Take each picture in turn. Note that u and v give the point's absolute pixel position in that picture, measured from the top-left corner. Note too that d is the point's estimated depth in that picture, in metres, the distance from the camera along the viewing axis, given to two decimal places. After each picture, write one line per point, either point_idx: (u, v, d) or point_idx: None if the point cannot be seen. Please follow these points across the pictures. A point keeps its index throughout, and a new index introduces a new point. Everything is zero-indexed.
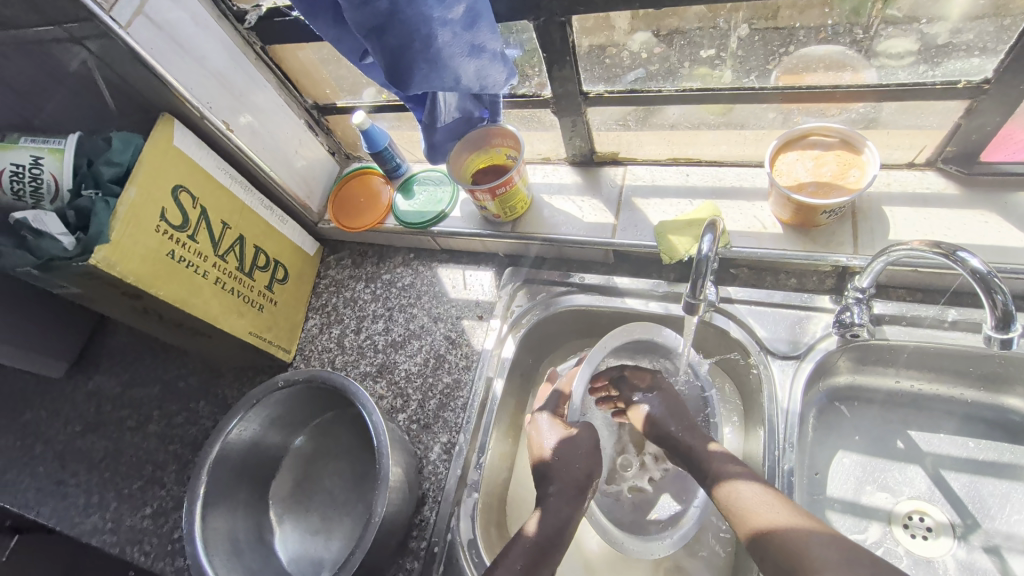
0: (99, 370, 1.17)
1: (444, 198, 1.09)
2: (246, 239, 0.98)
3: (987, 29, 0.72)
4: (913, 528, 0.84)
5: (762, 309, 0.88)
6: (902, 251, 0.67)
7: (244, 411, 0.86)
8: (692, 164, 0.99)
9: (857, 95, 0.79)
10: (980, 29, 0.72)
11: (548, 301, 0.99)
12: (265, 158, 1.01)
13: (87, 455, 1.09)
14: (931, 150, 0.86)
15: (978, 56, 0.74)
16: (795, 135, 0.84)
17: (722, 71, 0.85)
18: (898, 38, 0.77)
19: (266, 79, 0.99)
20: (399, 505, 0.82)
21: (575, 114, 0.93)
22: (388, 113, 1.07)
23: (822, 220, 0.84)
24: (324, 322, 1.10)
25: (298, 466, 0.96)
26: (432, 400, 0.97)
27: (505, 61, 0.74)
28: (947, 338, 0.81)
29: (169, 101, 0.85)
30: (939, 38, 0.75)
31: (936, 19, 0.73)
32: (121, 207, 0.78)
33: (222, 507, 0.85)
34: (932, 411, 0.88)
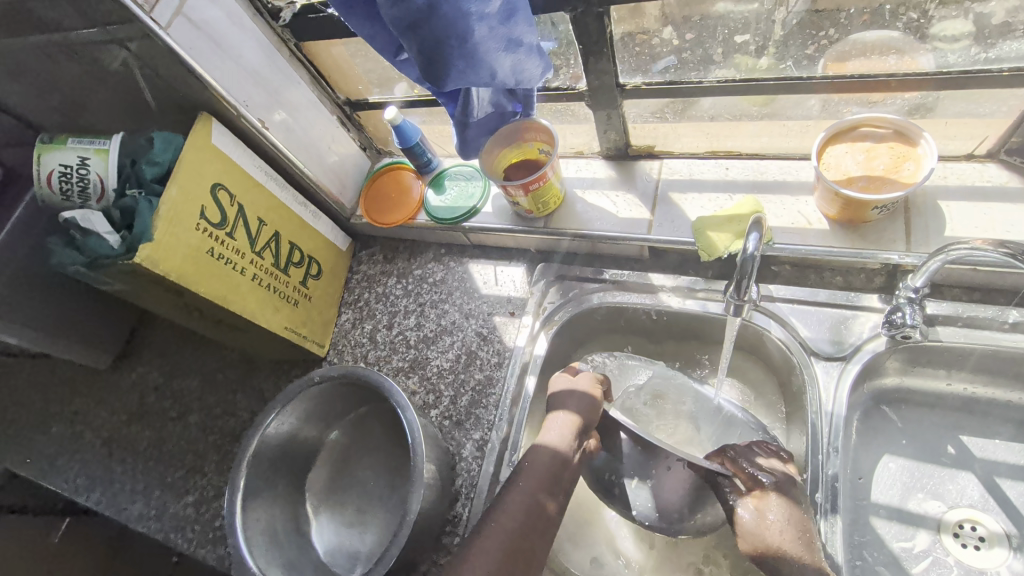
0: (142, 362, 1.21)
1: (475, 193, 1.08)
2: (282, 236, 1.00)
3: None
4: (964, 537, 0.80)
5: (805, 308, 0.85)
6: (963, 250, 0.63)
7: (281, 406, 0.87)
8: (731, 156, 0.96)
9: (913, 83, 0.75)
10: None
11: (581, 298, 0.97)
12: (300, 155, 1.02)
13: (132, 443, 1.13)
14: (992, 140, 0.81)
15: None
16: (844, 126, 0.80)
17: (765, 60, 0.82)
18: (952, 20, 0.73)
19: (300, 76, 1.00)
20: (432, 501, 0.82)
21: (611, 107, 0.91)
22: (420, 107, 1.06)
23: (872, 216, 0.80)
24: (357, 317, 1.11)
25: (334, 459, 0.98)
26: (464, 396, 0.97)
27: (541, 55, 0.72)
28: (1006, 341, 0.77)
29: (207, 100, 0.86)
30: (995, 18, 0.72)
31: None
32: (163, 206, 0.79)
33: (261, 499, 0.87)
34: (987, 416, 0.84)
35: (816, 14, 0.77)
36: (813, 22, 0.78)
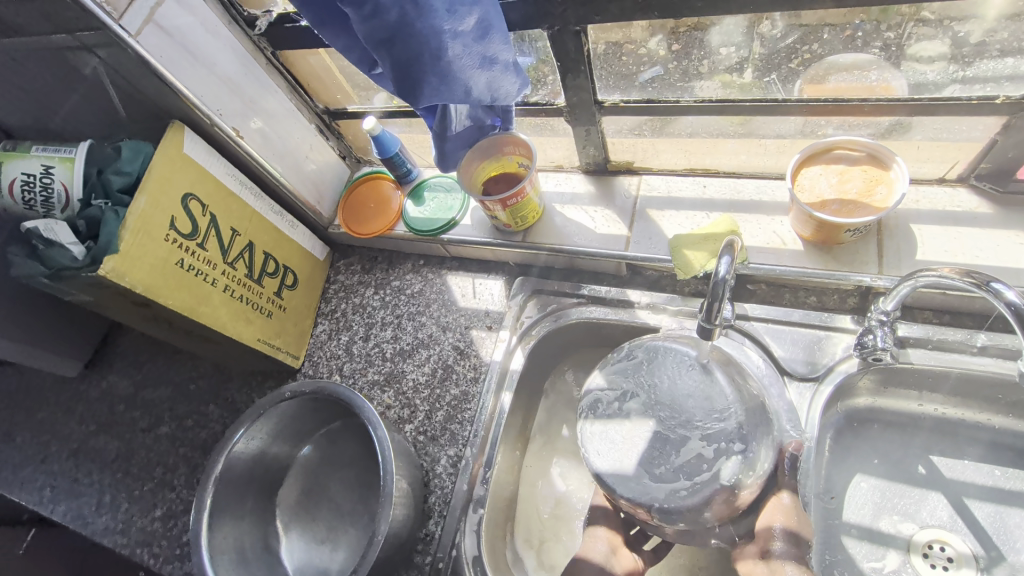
0: (112, 370, 1.18)
1: (455, 205, 1.07)
2: (256, 246, 0.98)
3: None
4: (933, 557, 0.81)
5: (778, 327, 0.86)
6: (931, 277, 0.64)
7: (250, 422, 0.86)
8: (710, 174, 0.97)
9: (886, 108, 0.76)
10: (1016, 29, 0.68)
11: (558, 313, 0.97)
12: (276, 164, 1.00)
13: (99, 455, 1.10)
14: (963, 165, 0.82)
15: (1012, 56, 0.70)
16: (819, 149, 0.81)
17: (745, 77, 0.81)
18: (929, 41, 0.71)
19: (276, 84, 0.98)
20: (403, 520, 0.81)
21: (590, 123, 0.91)
22: (399, 118, 1.05)
23: (845, 238, 0.81)
24: (333, 328, 1.09)
25: (305, 474, 0.96)
26: (439, 411, 0.96)
27: (517, 71, 0.72)
28: (976, 364, 0.77)
29: (179, 108, 0.85)
30: (972, 38, 0.70)
31: (970, 18, 0.68)
32: (130, 217, 0.77)
33: (228, 517, 0.85)
34: (956, 436, 0.84)
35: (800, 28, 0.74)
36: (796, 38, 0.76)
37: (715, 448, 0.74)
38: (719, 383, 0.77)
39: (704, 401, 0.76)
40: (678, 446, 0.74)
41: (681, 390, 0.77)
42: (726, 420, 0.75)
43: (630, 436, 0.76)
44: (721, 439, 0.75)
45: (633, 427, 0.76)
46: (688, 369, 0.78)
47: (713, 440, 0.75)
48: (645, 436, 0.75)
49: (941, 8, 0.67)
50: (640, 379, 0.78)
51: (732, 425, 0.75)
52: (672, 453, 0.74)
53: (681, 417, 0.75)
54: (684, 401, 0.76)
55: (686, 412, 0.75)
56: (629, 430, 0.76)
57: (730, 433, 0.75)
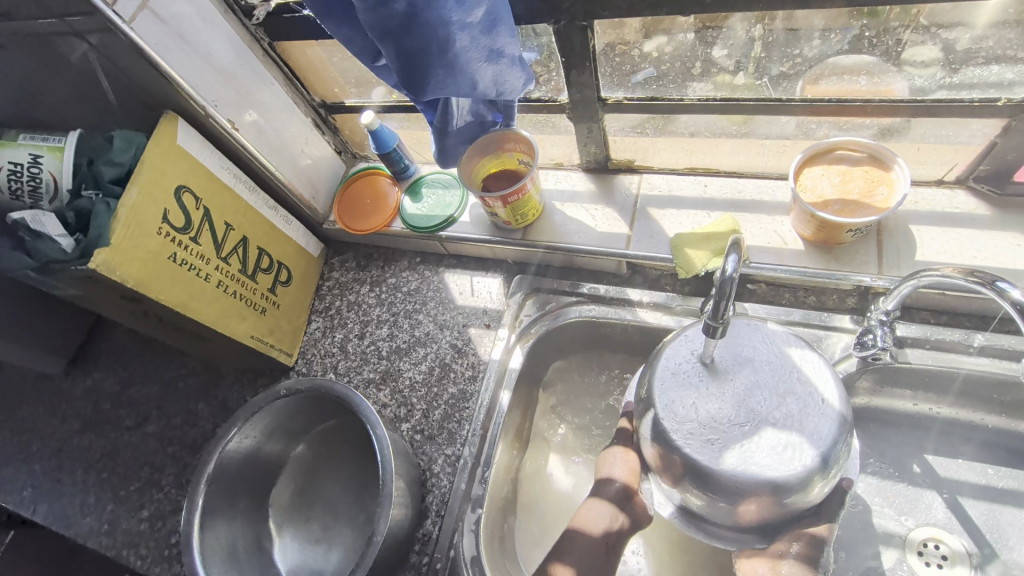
0: (97, 367, 1.15)
1: (453, 202, 1.06)
2: (250, 240, 0.96)
3: (1008, 36, 0.68)
4: (928, 555, 0.82)
5: (777, 326, 0.86)
6: (933, 277, 0.64)
7: (243, 421, 0.84)
8: (710, 174, 0.97)
9: (888, 109, 0.76)
10: (1001, 36, 0.69)
11: (557, 311, 0.96)
12: (271, 157, 0.98)
13: (84, 454, 1.07)
14: (962, 168, 0.83)
15: (999, 65, 0.71)
16: (821, 149, 0.81)
17: (746, 77, 0.81)
18: (921, 46, 0.72)
19: (272, 76, 0.96)
20: (401, 520, 0.79)
21: (592, 120, 0.91)
22: (398, 113, 1.04)
23: (846, 238, 0.81)
24: (327, 326, 1.08)
25: (299, 473, 0.94)
26: (437, 410, 0.94)
27: (523, 66, 0.70)
28: (973, 364, 0.78)
29: (173, 98, 0.83)
30: (960, 45, 0.71)
31: (961, 26, 0.69)
32: (122, 209, 0.75)
33: (221, 517, 0.83)
34: (952, 435, 0.85)
35: (790, 33, 0.75)
36: (790, 39, 0.76)
37: (784, 440, 0.59)
38: (797, 372, 0.62)
39: (786, 392, 0.60)
40: (745, 436, 0.59)
41: (755, 382, 0.61)
42: (805, 417, 0.60)
43: (692, 414, 0.61)
44: (794, 437, 0.59)
45: (698, 405, 0.61)
46: (769, 360, 0.62)
47: (783, 431, 0.59)
48: (709, 419, 0.61)
49: (932, 13, 0.67)
50: (712, 364, 0.62)
51: (808, 418, 0.59)
52: (735, 441, 0.60)
53: (756, 405, 0.60)
54: (760, 392, 0.60)
55: (758, 400, 0.60)
56: (693, 408, 0.62)
57: (802, 431, 0.59)
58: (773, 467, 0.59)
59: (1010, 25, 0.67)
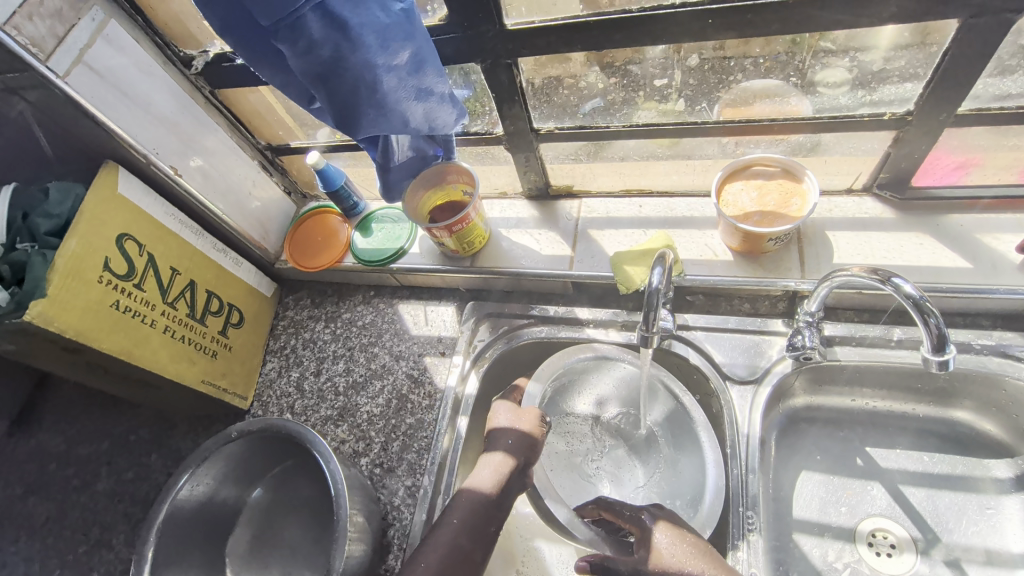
0: (42, 426, 1.11)
1: (403, 234, 1.08)
2: (198, 284, 0.96)
3: (916, 57, 0.73)
4: (877, 545, 0.84)
5: (717, 334, 0.90)
6: (845, 276, 0.70)
7: (195, 466, 0.82)
8: (645, 195, 1.02)
9: (794, 127, 0.83)
10: (910, 57, 0.73)
11: (509, 334, 0.99)
12: (217, 201, 0.99)
13: (28, 519, 1.02)
14: (867, 176, 0.90)
15: (910, 82, 0.76)
16: (738, 165, 0.87)
17: (668, 105, 0.86)
18: (833, 68, 0.77)
19: (215, 122, 0.98)
20: (360, 556, 0.79)
21: (528, 150, 0.95)
22: (343, 152, 1.07)
23: (769, 247, 0.87)
24: (282, 365, 1.07)
25: (257, 518, 0.92)
26: (395, 442, 0.94)
27: (453, 103, 0.76)
28: (895, 357, 0.83)
29: (113, 148, 0.84)
30: (874, 65, 0.75)
31: (867, 49, 0.73)
32: (59, 260, 0.75)
33: (173, 570, 0.80)
34: (887, 427, 0.90)
35: (721, 61, 0.79)
36: (722, 67, 0.80)
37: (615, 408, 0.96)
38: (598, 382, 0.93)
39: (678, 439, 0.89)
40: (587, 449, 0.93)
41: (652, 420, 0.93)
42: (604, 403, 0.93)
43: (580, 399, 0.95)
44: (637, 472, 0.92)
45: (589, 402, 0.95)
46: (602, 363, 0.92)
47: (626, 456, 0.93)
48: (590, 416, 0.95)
49: (842, 38, 0.72)
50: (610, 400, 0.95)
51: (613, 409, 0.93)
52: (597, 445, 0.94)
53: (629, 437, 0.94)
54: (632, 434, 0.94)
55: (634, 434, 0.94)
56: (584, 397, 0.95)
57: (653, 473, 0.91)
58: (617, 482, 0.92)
59: (916, 48, 0.72)
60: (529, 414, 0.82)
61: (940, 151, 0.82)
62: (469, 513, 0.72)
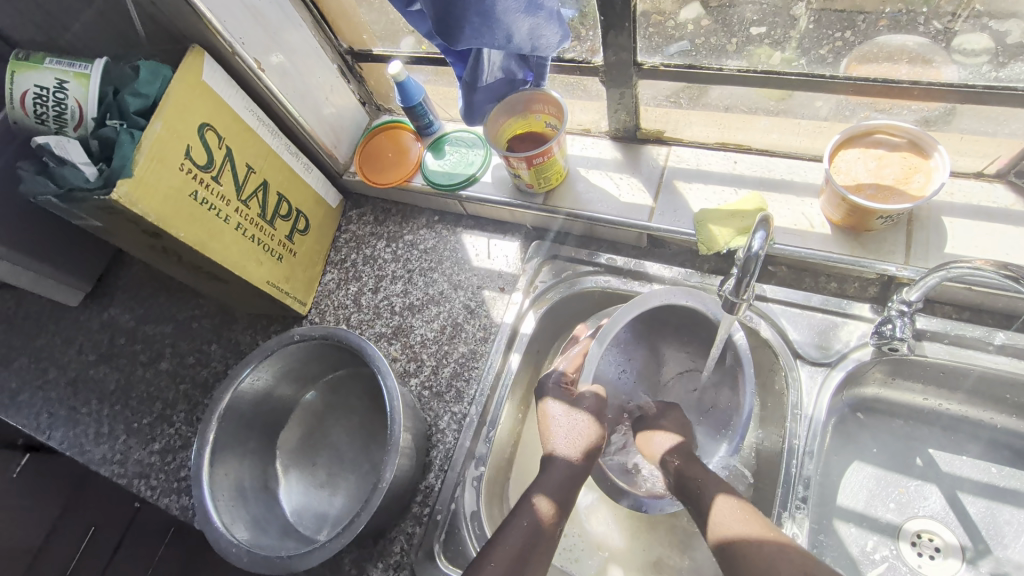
0: (114, 302, 1.17)
1: (475, 161, 1.04)
2: (270, 185, 0.96)
3: None
4: (921, 546, 0.82)
5: (795, 310, 0.85)
6: (964, 268, 0.64)
7: (257, 361, 0.85)
8: (741, 150, 0.94)
9: (936, 93, 0.74)
10: None
11: (572, 280, 0.96)
12: (295, 102, 0.97)
13: (99, 385, 1.09)
14: (1004, 161, 0.81)
15: None
16: (859, 131, 0.79)
17: (786, 51, 0.80)
18: (970, 34, 0.72)
19: (301, 18, 0.94)
20: (404, 471, 0.81)
21: (625, 86, 0.88)
22: (426, 66, 1.02)
23: (875, 226, 0.80)
24: (342, 278, 1.08)
25: (308, 418, 0.96)
26: (446, 368, 0.95)
27: (561, 22, 0.70)
28: (990, 361, 0.78)
29: (200, 32, 0.81)
30: (1010, 36, 0.70)
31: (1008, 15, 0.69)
32: (145, 141, 0.74)
33: (230, 455, 0.85)
34: (957, 432, 0.85)
35: (834, 13, 0.75)
36: (830, 21, 0.76)
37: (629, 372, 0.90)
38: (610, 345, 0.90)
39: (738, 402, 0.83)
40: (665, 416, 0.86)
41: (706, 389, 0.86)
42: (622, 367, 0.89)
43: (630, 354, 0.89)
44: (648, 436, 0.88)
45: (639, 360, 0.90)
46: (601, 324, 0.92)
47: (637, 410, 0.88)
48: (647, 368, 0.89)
49: None
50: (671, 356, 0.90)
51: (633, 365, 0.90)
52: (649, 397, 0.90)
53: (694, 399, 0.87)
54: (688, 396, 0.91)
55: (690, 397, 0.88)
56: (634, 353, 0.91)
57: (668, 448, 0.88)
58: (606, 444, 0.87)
59: None
60: (587, 397, 0.81)
61: None
62: (563, 478, 0.74)
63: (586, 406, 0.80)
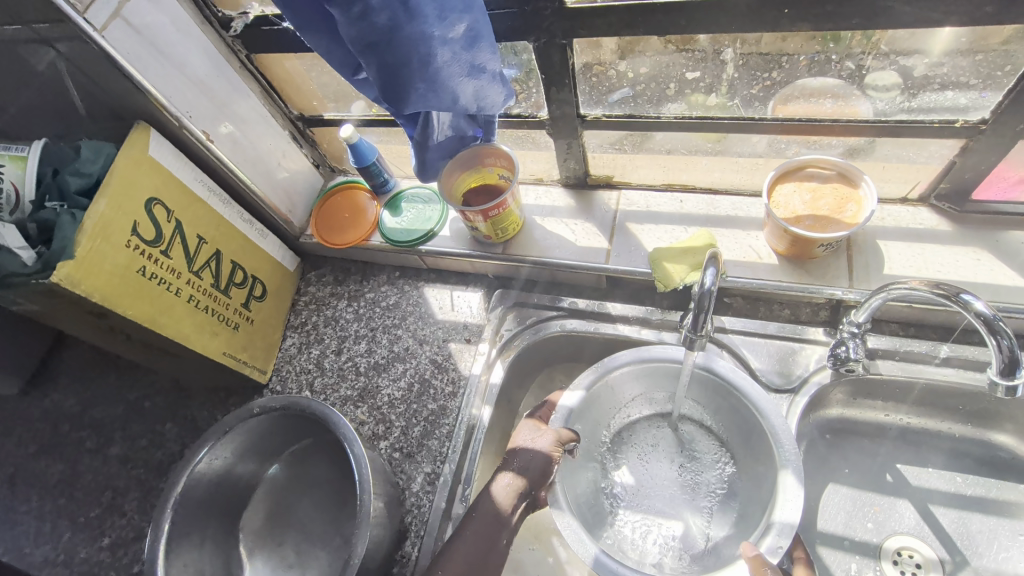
0: (57, 387, 1.10)
1: (433, 216, 1.06)
2: (223, 254, 0.94)
3: (961, 63, 0.72)
4: (903, 564, 0.82)
5: (755, 340, 0.88)
6: (902, 289, 0.67)
7: (215, 439, 0.81)
8: (686, 190, 0.99)
9: (857, 128, 0.80)
10: (955, 63, 0.73)
11: (537, 325, 0.97)
12: (246, 170, 0.97)
13: (40, 479, 1.01)
14: (924, 185, 0.87)
15: (950, 91, 0.75)
16: (792, 166, 0.84)
17: (718, 97, 0.85)
18: (880, 71, 0.76)
19: (249, 88, 0.95)
20: (379, 541, 0.77)
21: (571, 136, 0.92)
22: (378, 127, 1.04)
23: (818, 252, 0.84)
24: (303, 342, 1.05)
25: (273, 494, 0.91)
26: (416, 427, 0.93)
27: (504, 82, 0.73)
28: (941, 373, 0.81)
29: (146, 108, 0.81)
30: (915, 71, 0.75)
31: (917, 52, 0.73)
32: (88, 220, 0.72)
33: (188, 543, 0.79)
34: (921, 445, 0.88)
35: (760, 57, 0.79)
36: (761, 62, 0.80)
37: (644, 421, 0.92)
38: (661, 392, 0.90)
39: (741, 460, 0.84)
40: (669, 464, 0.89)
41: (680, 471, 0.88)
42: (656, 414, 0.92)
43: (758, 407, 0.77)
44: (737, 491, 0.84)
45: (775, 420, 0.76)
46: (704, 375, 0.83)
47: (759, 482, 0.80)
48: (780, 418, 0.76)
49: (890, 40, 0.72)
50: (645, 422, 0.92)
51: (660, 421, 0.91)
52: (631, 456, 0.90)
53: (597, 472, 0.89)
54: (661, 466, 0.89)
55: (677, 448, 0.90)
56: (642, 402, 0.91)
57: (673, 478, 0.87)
58: (787, 536, 0.69)
59: (963, 54, 0.71)
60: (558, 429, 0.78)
61: (1008, 165, 0.78)
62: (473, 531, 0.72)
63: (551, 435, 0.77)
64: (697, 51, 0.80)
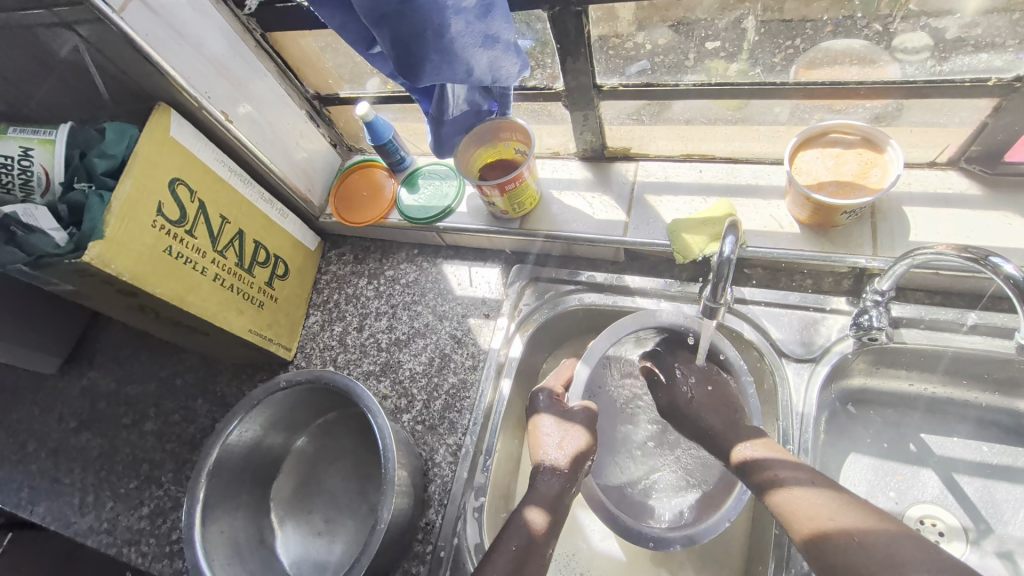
0: (93, 366, 1.14)
1: (449, 193, 1.06)
2: (246, 234, 0.95)
3: (998, 23, 0.72)
4: (925, 532, 0.82)
5: (776, 310, 0.87)
6: (928, 254, 0.66)
7: (244, 413, 0.83)
8: (705, 160, 0.97)
9: (881, 91, 0.77)
10: (992, 23, 0.72)
11: (556, 300, 0.97)
12: (266, 150, 0.98)
13: (81, 453, 1.06)
14: (953, 149, 0.84)
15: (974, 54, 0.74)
16: (814, 132, 0.82)
17: (739, 64, 0.83)
18: (910, 33, 0.76)
19: (265, 68, 0.96)
20: (403, 509, 0.79)
21: (587, 108, 0.91)
22: (393, 104, 1.04)
23: (841, 221, 0.82)
24: (325, 319, 1.07)
25: (301, 465, 0.94)
26: (437, 400, 0.94)
27: (518, 53, 0.71)
28: (967, 342, 0.80)
29: (166, 89, 0.82)
30: (948, 32, 0.74)
31: (950, 12, 0.72)
32: (115, 201, 0.74)
33: (222, 511, 0.82)
34: (946, 415, 0.87)
35: (783, 22, 0.78)
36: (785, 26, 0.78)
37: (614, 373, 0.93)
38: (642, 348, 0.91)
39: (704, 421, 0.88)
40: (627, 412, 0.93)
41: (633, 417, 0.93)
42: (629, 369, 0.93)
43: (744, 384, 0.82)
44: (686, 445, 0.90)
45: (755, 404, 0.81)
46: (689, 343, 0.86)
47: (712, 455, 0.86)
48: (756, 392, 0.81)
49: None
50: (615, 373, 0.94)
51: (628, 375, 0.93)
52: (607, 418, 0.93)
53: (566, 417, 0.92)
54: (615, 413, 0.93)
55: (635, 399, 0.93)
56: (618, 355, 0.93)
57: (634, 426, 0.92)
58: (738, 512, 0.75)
59: (999, 13, 0.71)
60: (579, 409, 0.84)
61: None
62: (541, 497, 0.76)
63: (578, 414, 0.84)
64: (718, 15, 0.78)
